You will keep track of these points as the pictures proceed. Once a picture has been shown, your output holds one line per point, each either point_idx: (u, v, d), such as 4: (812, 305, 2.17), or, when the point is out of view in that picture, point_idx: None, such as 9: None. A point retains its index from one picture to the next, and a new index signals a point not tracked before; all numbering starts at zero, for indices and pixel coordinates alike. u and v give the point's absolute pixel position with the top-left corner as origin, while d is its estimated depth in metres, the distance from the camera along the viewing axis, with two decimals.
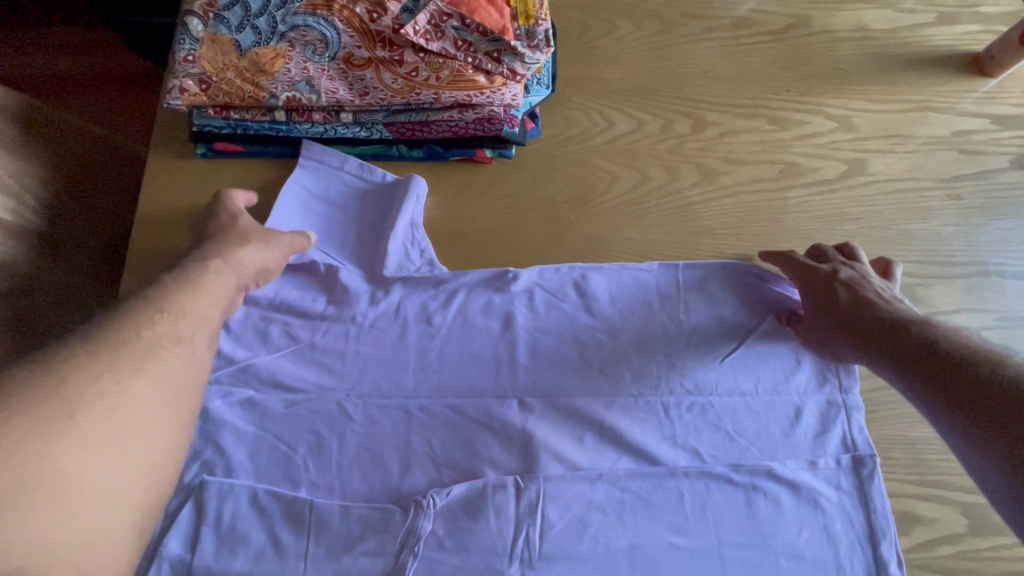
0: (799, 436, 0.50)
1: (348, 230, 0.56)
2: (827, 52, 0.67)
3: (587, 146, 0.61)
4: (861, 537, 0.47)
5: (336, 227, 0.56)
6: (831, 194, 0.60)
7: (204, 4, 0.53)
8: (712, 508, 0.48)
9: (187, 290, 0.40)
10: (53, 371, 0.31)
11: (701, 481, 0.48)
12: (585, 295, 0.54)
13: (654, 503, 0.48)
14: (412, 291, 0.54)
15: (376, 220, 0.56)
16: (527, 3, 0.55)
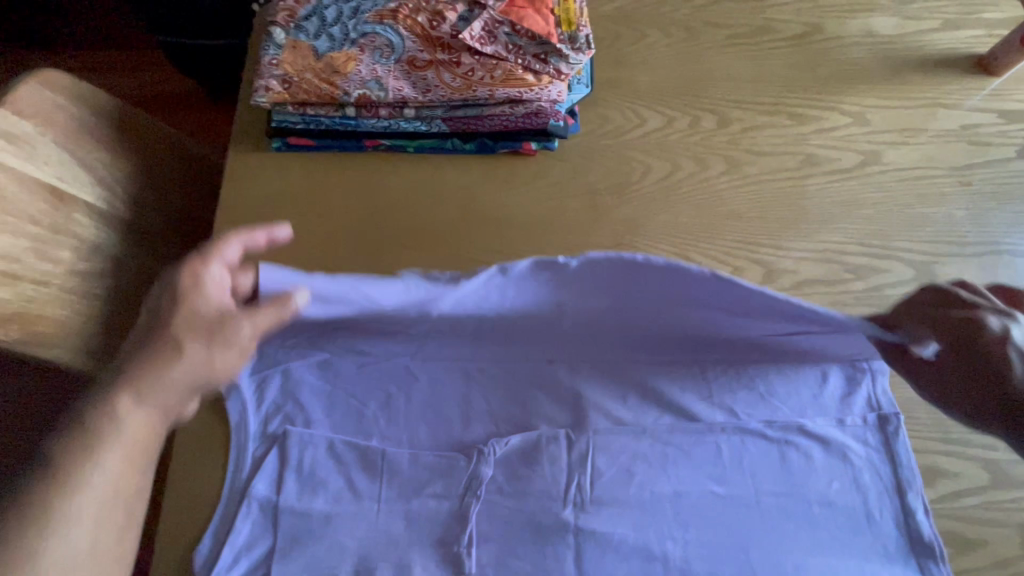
0: (833, 399, 0.53)
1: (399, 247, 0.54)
2: (841, 55, 0.73)
3: (622, 140, 0.67)
4: (889, 489, 0.51)
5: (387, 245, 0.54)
6: (849, 182, 0.65)
7: (286, 16, 0.61)
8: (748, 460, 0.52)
9: (158, 355, 0.39)
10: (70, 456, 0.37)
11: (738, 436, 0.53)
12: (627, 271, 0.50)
13: (694, 455, 0.52)
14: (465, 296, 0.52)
15: None
16: (568, 12, 0.63)
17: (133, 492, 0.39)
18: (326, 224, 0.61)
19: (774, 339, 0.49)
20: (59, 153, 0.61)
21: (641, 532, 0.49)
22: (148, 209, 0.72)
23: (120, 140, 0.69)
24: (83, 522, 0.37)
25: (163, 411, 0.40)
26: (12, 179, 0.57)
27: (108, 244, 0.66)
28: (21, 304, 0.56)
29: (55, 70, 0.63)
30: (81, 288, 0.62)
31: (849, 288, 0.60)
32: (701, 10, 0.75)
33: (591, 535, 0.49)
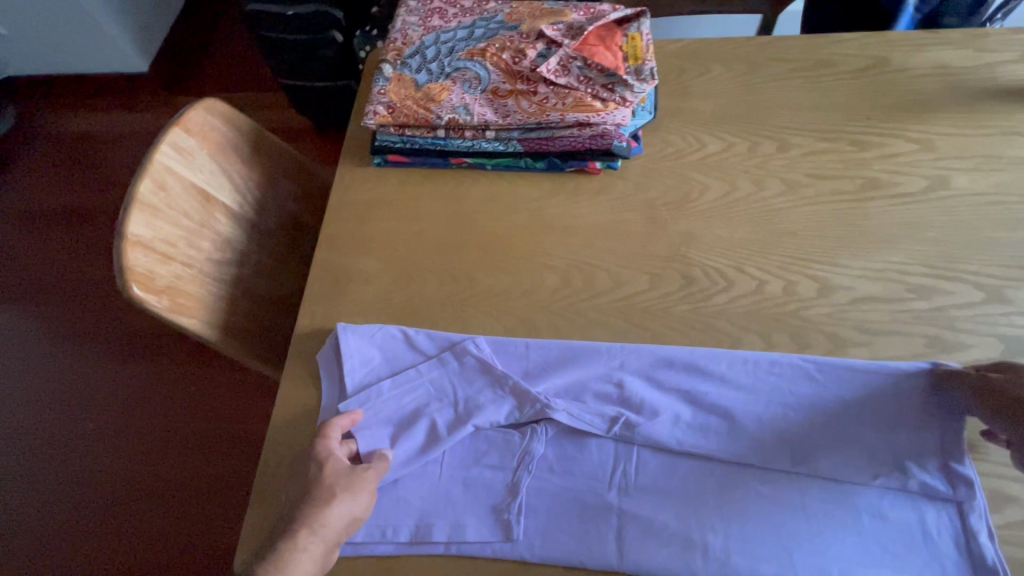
0: (889, 414, 0.54)
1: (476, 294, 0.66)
2: (908, 86, 0.74)
3: (683, 162, 0.72)
4: (947, 508, 0.50)
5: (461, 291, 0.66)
6: (914, 205, 0.66)
7: (395, 55, 0.73)
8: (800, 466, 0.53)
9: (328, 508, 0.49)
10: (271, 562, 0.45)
11: (790, 442, 0.54)
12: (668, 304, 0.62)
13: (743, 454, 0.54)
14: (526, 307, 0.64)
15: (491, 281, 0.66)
16: (635, 48, 0.70)
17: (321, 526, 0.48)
18: (414, 227, 0.71)
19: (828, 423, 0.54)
20: (210, 164, 0.76)
21: (684, 520, 0.52)
22: (268, 214, 0.86)
23: (254, 157, 0.84)
24: (321, 542, 0.48)
25: (341, 474, 0.51)
26: (177, 180, 0.72)
27: (237, 240, 0.80)
28: (173, 279, 0.69)
29: (215, 100, 0.79)
30: (215, 273, 0.75)
31: (911, 307, 0.60)
32: (765, 46, 0.80)
33: (638, 519, 0.52)
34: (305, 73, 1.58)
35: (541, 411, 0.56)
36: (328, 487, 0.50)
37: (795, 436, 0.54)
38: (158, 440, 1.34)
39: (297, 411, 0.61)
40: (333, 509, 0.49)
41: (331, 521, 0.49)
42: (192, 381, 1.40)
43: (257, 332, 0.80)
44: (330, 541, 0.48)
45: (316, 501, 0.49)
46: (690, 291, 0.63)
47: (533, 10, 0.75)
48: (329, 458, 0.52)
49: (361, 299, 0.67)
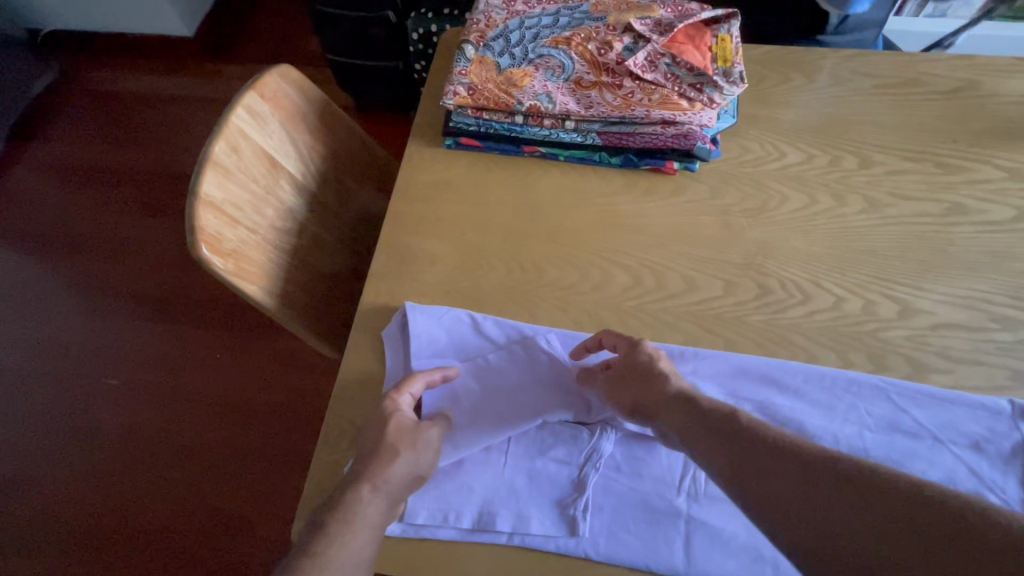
0: (966, 444, 0.53)
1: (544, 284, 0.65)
2: (997, 112, 0.73)
3: (761, 170, 0.71)
4: None
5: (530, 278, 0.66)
6: (1000, 234, 0.64)
7: (477, 37, 0.72)
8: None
9: (392, 461, 0.49)
10: (339, 512, 0.45)
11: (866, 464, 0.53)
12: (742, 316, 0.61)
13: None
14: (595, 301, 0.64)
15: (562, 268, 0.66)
16: (724, 49, 0.69)
17: (387, 481, 0.48)
18: (483, 212, 0.70)
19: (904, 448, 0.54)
20: (281, 132, 0.76)
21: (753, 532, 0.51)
22: (327, 186, 0.85)
23: (319, 128, 0.83)
24: (383, 498, 0.47)
25: (406, 431, 0.51)
26: (249, 145, 0.71)
27: (297, 210, 0.79)
28: (238, 244, 0.68)
29: (290, 68, 0.79)
30: (276, 242, 0.74)
31: (994, 337, 0.59)
32: (848, 60, 0.79)
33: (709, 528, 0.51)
34: (356, 50, 1.57)
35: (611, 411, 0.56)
36: (392, 443, 0.50)
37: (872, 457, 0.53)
38: (185, 405, 1.34)
39: (359, 387, 0.60)
40: (398, 465, 0.49)
41: (395, 477, 0.48)
42: (221, 349, 1.40)
43: (310, 305, 0.80)
44: (391, 496, 0.48)
45: (381, 454, 0.49)
46: (765, 301, 0.62)
47: (619, 2, 0.74)
48: (393, 414, 0.52)
49: (427, 280, 0.66)
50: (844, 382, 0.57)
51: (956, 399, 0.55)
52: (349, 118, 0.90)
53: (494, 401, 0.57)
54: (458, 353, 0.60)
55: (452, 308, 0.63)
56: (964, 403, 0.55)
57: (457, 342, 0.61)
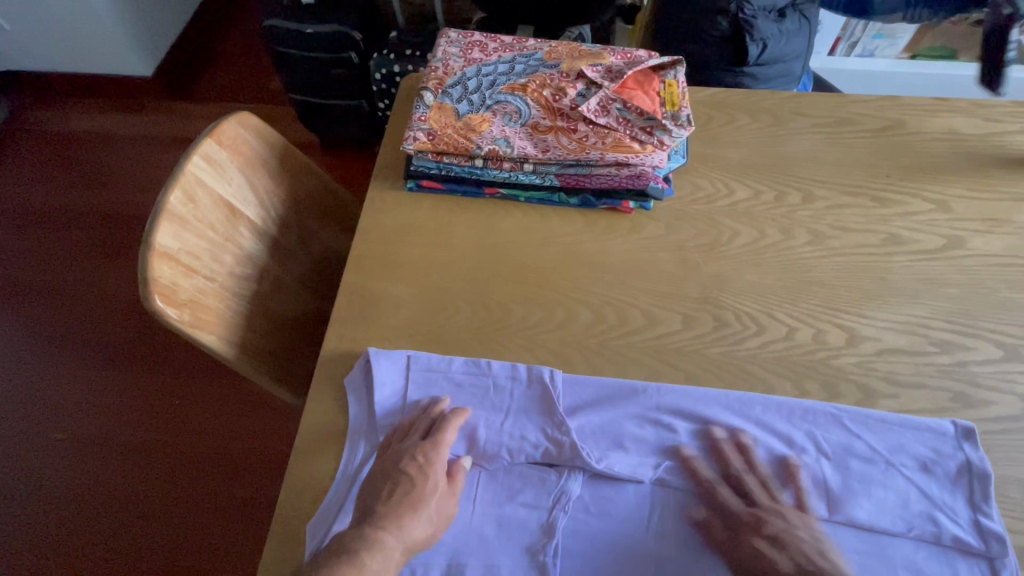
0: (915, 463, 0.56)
1: (507, 324, 0.66)
2: (922, 148, 0.78)
3: (713, 207, 0.74)
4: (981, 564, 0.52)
5: (493, 321, 0.66)
6: (933, 262, 0.69)
7: (436, 84, 0.74)
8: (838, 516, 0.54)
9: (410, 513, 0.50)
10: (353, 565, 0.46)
11: (826, 490, 0.55)
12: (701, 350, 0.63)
13: (780, 500, 0.55)
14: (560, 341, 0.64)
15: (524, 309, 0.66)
16: (672, 94, 0.73)
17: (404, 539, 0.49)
18: (447, 253, 0.71)
19: (860, 475, 0.56)
20: (240, 178, 0.75)
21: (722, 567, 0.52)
22: (289, 230, 0.85)
23: (279, 172, 0.83)
24: (396, 550, 0.49)
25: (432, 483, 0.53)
26: (206, 192, 0.70)
27: (257, 255, 0.78)
28: (195, 293, 0.67)
29: (249, 114, 0.79)
30: (235, 289, 0.73)
31: (934, 360, 0.62)
32: (788, 101, 0.84)
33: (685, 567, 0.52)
34: (319, 90, 1.59)
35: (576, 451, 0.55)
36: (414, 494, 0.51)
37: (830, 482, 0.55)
38: (140, 457, 1.27)
39: (322, 438, 0.59)
40: (418, 520, 0.50)
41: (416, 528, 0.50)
42: (179, 396, 1.34)
43: (273, 351, 0.78)
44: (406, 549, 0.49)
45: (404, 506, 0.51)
46: (722, 334, 0.64)
47: (571, 51, 0.78)
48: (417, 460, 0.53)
49: (391, 324, 0.66)
50: (799, 414, 0.58)
51: (904, 423, 0.57)
52: (310, 161, 0.90)
53: (459, 446, 0.57)
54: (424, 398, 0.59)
55: (414, 351, 0.63)
56: (910, 423, 0.57)
57: (421, 384, 0.60)
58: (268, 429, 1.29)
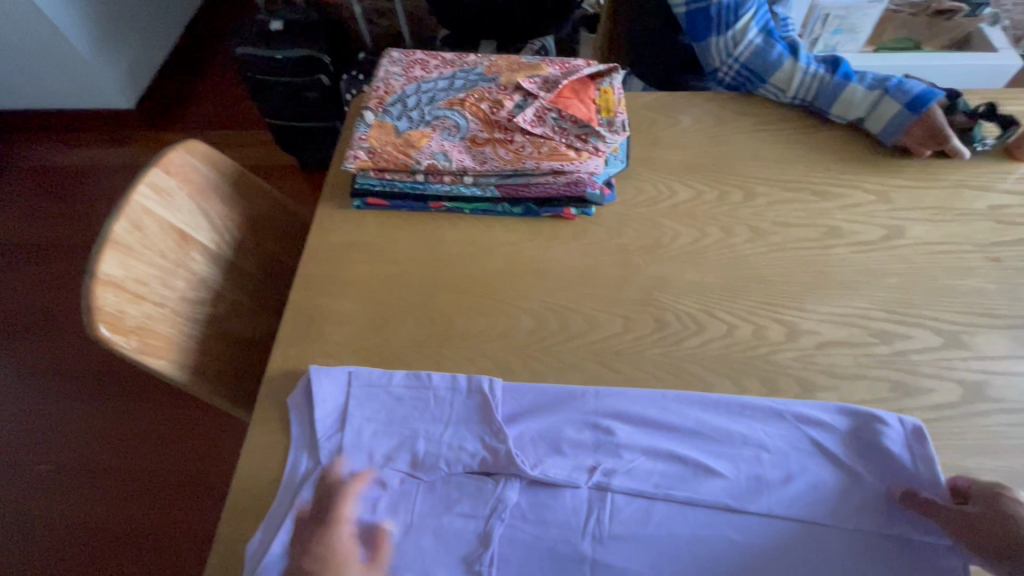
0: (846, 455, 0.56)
1: (449, 337, 0.66)
2: (863, 140, 0.79)
3: (655, 209, 0.74)
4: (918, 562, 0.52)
5: (434, 335, 0.66)
6: (873, 253, 0.69)
7: (377, 103, 0.75)
8: (771, 511, 0.54)
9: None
10: None
11: (762, 486, 0.55)
12: (641, 351, 0.64)
13: (715, 498, 0.55)
14: (500, 353, 0.65)
15: (467, 321, 0.67)
16: (607, 101, 0.74)
17: None
18: (392, 268, 0.72)
19: (798, 470, 0.55)
20: (190, 204, 0.77)
21: (658, 569, 0.52)
22: (246, 253, 0.86)
23: (232, 196, 0.84)
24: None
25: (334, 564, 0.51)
26: (154, 221, 0.71)
27: (212, 278, 0.79)
28: (144, 319, 0.68)
29: (198, 142, 0.80)
30: (187, 313, 0.74)
31: (874, 351, 0.62)
32: (730, 101, 0.85)
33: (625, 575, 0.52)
34: (292, 114, 1.61)
35: (512, 459, 0.56)
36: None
37: (765, 477, 0.55)
38: (121, 486, 1.27)
39: (265, 456, 0.59)
40: None
41: None
42: (160, 423, 1.35)
43: (230, 372, 0.79)
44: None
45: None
46: (663, 334, 0.65)
47: (510, 64, 0.79)
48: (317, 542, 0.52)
49: (336, 341, 0.66)
50: (736, 411, 0.58)
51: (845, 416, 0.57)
52: (266, 185, 0.92)
53: (399, 461, 0.57)
54: (364, 415, 0.59)
55: (356, 367, 0.63)
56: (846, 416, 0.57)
57: (362, 400, 0.60)
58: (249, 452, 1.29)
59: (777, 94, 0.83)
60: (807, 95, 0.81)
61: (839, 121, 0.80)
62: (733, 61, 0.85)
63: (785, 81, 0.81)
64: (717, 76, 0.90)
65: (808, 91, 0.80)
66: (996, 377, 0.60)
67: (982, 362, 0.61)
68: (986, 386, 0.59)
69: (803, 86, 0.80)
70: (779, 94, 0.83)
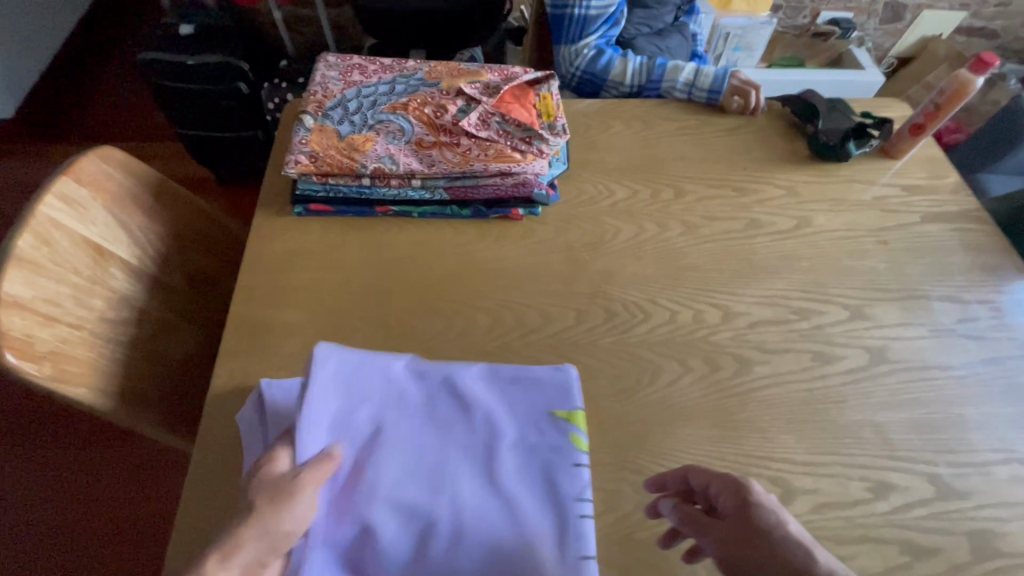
0: (567, 430, 0.56)
1: (402, 342, 0.65)
2: (770, 142, 0.89)
3: (596, 207, 0.79)
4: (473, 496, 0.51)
5: (386, 343, 0.65)
6: (787, 240, 0.77)
7: (315, 107, 0.74)
8: (476, 495, 0.52)
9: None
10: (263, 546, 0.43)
11: (514, 463, 0.54)
12: (594, 342, 0.67)
13: (488, 484, 0.52)
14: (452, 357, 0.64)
15: (422, 327, 0.66)
16: (547, 106, 0.78)
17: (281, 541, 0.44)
18: (340, 274, 0.70)
19: (745, 448, 0.60)
20: (105, 216, 0.70)
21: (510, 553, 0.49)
22: (171, 268, 0.80)
23: (153, 207, 0.78)
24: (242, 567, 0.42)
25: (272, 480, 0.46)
26: (64, 234, 0.64)
27: (135, 296, 0.73)
28: (57, 343, 0.60)
29: (111, 148, 0.74)
30: (109, 335, 0.67)
31: (796, 326, 0.69)
32: (656, 108, 0.92)
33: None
34: (205, 122, 1.51)
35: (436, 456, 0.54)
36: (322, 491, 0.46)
37: (521, 451, 0.55)
38: (21, 540, 1.11)
39: (214, 479, 0.55)
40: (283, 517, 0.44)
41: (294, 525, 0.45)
42: (67, 464, 1.19)
43: (160, 397, 0.72)
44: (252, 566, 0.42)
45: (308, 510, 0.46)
46: (613, 324, 0.68)
47: (450, 70, 0.81)
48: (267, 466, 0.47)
49: (285, 352, 0.64)
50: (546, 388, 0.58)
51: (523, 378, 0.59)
52: (192, 195, 0.86)
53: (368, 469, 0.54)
54: None
55: (311, 376, 0.61)
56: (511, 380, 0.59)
57: None
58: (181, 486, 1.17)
59: (618, 87, 0.99)
60: (638, 82, 0.97)
61: (676, 94, 0.94)
62: (576, 70, 1.00)
63: (622, 74, 0.97)
64: (564, 82, 1.04)
65: (639, 77, 0.97)
66: (893, 341, 0.69)
67: (881, 330, 0.70)
68: (885, 350, 0.68)
69: (635, 75, 0.97)
70: (619, 86, 0.99)
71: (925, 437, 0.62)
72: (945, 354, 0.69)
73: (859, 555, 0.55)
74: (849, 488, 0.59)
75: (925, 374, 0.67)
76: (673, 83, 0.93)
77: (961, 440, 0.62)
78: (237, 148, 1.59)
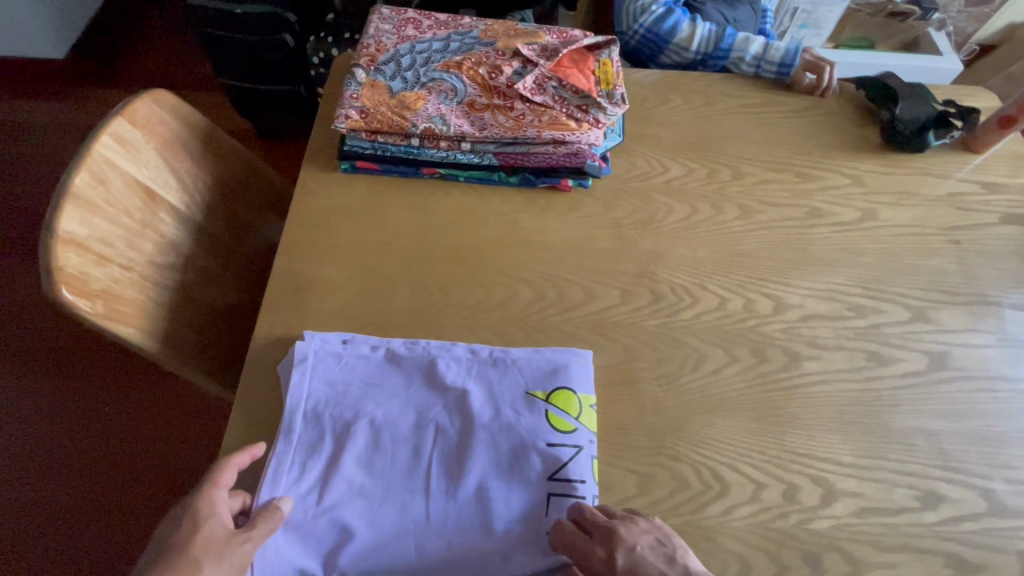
0: (544, 411, 0.56)
1: (437, 309, 0.64)
2: (839, 126, 0.83)
3: (648, 184, 0.75)
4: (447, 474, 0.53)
5: (423, 309, 0.64)
6: (849, 232, 0.73)
7: (368, 61, 0.72)
8: (448, 470, 0.53)
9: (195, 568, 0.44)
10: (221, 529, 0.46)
11: (488, 445, 0.54)
12: (637, 323, 0.65)
13: (464, 463, 0.53)
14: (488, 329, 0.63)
15: (462, 294, 0.65)
16: (607, 73, 0.74)
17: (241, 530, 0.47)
18: (383, 235, 0.69)
19: (785, 445, 0.58)
20: (156, 160, 0.70)
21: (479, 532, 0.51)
22: (216, 217, 0.80)
23: (202, 155, 0.78)
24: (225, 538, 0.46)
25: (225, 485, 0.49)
26: (118, 176, 0.65)
27: (182, 242, 0.74)
28: (109, 283, 0.62)
29: (164, 92, 0.73)
30: (157, 278, 0.68)
31: (852, 324, 0.66)
32: (718, 83, 0.87)
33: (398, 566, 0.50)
34: (250, 74, 1.50)
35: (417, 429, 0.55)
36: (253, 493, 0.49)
37: (497, 435, 0.54)
38: (71, 462, 1.18)
39: (254, 427, 0.56)
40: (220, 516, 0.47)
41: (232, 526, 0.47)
42: (114, 395, 1.26)
43: (202, 343, 0.74)
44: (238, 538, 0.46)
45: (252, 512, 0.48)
46: (659, 306, 0.66)
47: (507, 29, 0.77)
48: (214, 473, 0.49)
49: (326, 308, 0.64)
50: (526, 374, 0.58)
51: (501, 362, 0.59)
52: (239, 145, 0.85)
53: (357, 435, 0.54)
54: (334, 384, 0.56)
55: (353, 335, 0.61)
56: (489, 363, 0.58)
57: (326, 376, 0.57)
58: (220, 427, 1.23)
59: (682, 53, 0.93)
60: (704, 49, 0.91)
61: (744, 66, 0.89)
62: (639, 26, 0.96)
63: (688, 39, 0.92)
64: (624, 40, 1.00)
65: (705, 44, 0.91)
66: (955, 348, 0.65)
67: (944, 334, 0.66)
68: (947, 356, 0.64)
69: (702, 42, 0.91)
70: (682, 52, 0.93)
71: (982, 450, 0.59)
72: (1011, 365, 0.65)
73: (899, 564, 0.53)
74: (894, 495, 0.56)
75: (988, 386, 0.63)
76: (742, 55, 0.88)
77: (1020, 457, 0.59)
78: (279, 102, 1.58)
